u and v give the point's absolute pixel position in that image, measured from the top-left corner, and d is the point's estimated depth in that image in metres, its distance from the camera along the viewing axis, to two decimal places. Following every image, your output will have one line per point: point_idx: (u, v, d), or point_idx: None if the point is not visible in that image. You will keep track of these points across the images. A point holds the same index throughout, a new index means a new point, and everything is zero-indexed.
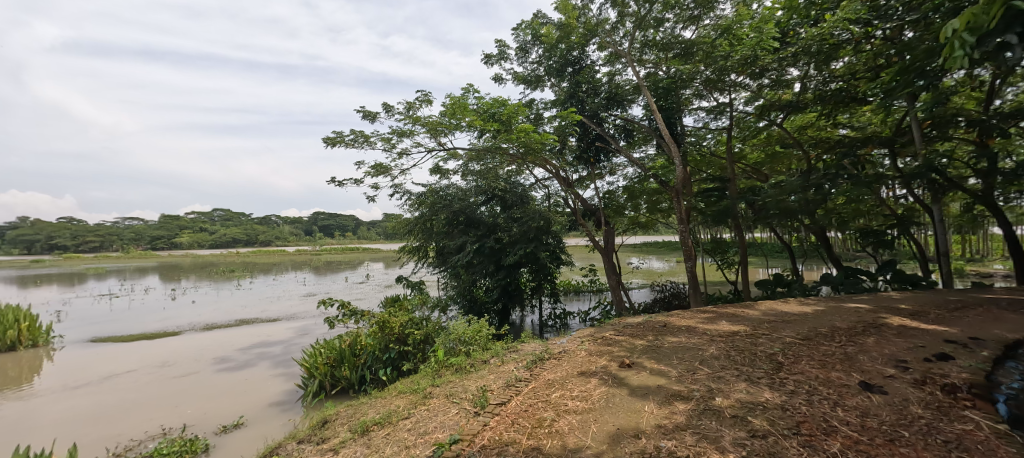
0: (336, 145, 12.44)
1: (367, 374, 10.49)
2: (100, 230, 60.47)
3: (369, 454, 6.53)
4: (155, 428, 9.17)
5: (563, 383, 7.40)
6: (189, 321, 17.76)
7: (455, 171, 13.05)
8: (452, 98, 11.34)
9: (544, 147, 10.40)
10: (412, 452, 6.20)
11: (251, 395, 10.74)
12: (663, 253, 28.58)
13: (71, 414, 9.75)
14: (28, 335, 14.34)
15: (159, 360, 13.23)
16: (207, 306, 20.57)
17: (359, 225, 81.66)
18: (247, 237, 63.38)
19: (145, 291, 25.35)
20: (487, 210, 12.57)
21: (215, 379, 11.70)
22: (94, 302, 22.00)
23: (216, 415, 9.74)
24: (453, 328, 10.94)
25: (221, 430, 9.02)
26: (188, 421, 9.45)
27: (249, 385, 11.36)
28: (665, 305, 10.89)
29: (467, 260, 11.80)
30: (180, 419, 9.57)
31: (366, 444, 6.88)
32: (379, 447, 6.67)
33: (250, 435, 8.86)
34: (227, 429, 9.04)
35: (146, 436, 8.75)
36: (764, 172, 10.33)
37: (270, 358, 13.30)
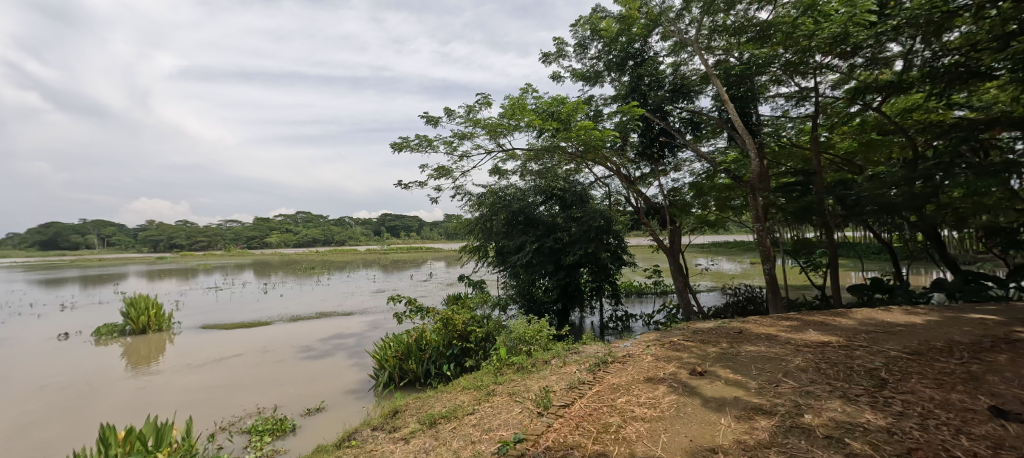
0: (402, 149, 12.87)
1: (432, 368, 10.66)
2: (202, 230, 67.28)
3: (437, 446, 6.56)
4: (252, 406, 9.96)
5: (629, 388, 7.06)
6: (276, 313, 19.15)
7: (514, 171, 12.97)
8: (510, 98, 11.33)
9: (604, 144, 10.04)
10: (477, 448, 6.18)
11: (329, 382, 11.31)
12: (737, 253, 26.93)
13: (178, 391, 10.75)
14: (156, 320, 16.08)
15: (249, 346, 14.29)
16: (290, 299, 22.09)
17: (424, 226, 84.29)
18: (323, 238, 67.68)
19: (242, 284, 27.82)
20: (546, 209, 12.38)
21: (296, 366, 12.44)
22: (203, 293, 24.51)
23: (302, 398, 10.39)
24: (513, 327, 10.82)
25: (306, 412, 9.59)
26: (278, 402, 10.16)
27: (326, 373, 11.97)
28: (738, 310, 10.17)
29: (526, 260, 11.65)
30: (272, 399, 10.31)
31: (433, 436, 6.93)
32: (446, 440, 6.69)
33: (331, 418, 9.33)
34: (311, 412, 9.60)
35: (245, 414, 9.53)
36: (859, 164, 9.19)
37: (345, 349, 13.95)
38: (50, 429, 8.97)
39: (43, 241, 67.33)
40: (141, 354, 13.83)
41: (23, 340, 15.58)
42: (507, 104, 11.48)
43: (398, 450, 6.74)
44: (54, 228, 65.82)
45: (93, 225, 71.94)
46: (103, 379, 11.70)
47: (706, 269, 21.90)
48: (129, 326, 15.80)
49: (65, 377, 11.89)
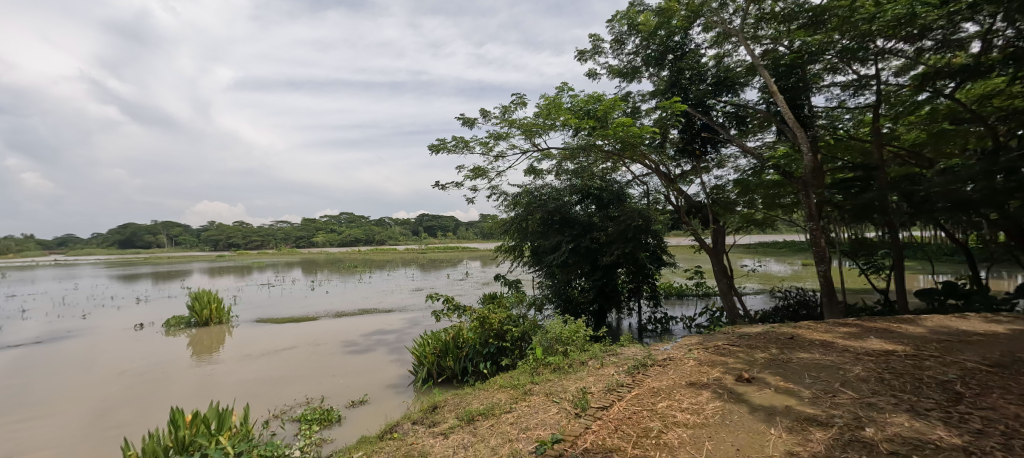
0: (439, 151, 13.01)
1: (469, 366, 10.68)
2: (254, 230, 70.72)
3: (475, 443, 6.52)
4: (302, 395, 10.34)
5: (670, 392, 6.79)
6: (321, 309, 19.79)
7: (549, 171, 12.80)
8: (545, 97, 11.25)
9: (642, 141, 9.73)
10: (515, 446, 6.10)
11: (372, 376, 11.55)
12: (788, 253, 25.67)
13: (233, 381, 11.26)
14: (216, 313, 17.02)
15: (294, 340, 14.77)
16: (335, 296, 22.78)
17: (461, 225, 85.09)
18: (365, 238, 69.60)
19: (291, 281, 29.02)
20: (582, 209, 12.12)
21: (339, 360, 12.76)
22: (257, 289, 25.75)
23: (348, 390, 10.68)
24: (550, 327, 10.67)
25: (351, 404, 9.85)
26: (325, 393, 10.49)
27: (367, 367, 12.20)
28: (788, 314, 9.63)
29: (562, 260, 11.46)
30: (320, 390, 10.65)
31: (472, 433, 6.90)
32: (484, 437, 6.64)
33: (373, 411, 9.52)
34: (356, 404, 9.86)
35: (295, 403, 9.89)
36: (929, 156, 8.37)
37: (386, 344, 14.21)
38: (120, 410, 9.55)
39: (120, 240, 73.33)
40: (204, 344, 14.63)
41: (103, 329, 16.88)
42: (542, 103, 11.40)
43: (436, 446, 6.72)
44: (134, 229, 73.93)
45: (162, 225, 76.96)
46: (165, 367, 12.38)
47: (753, 270, 21.00)
48: (193, 318, 16.80)
49: (133, 364, 12.68)
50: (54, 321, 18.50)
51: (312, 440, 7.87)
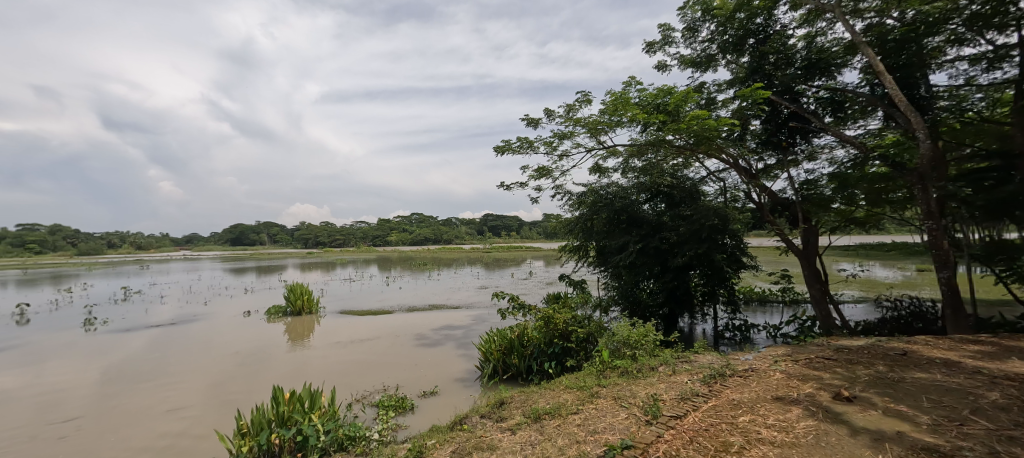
0: (504, 151, 13.09)
1: (534, 365, 10.58)
2: (335, 229, 75.57)
3: (542, 442, 6.34)
4: (379, 383, 10.79)
5: (753, 407, 6.15)
6: (395, 303, 20.56)
7: (616, 168, 12.28)
8: (612, 93, 10.90)
9: (719, 134, 9.06)
10: (582, 449, 5.88)
11: (440, 369, 11.72)
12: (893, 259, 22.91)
13: (320, 365, 11.98)
14: (308, 304, 18.28)
15: (368, 332, 15.38)
16: (407, 291, 23.61)
17: (526, 225, 85.19)
18: (434, 237, 71.84)
19: (369, 276, 30.56)
20: (651, 207, 11.47)
21: (410, 352, 13.10)
22: (339, 283, 27.38)
23: (420, 380, 10.97)
24: (616, 329, 10.20)
25: (422, 394, 10.12)
26: (400, 382, 10.86)
27: (435, 361, 12.37)
28: (898, 327, 8.50)
29: (629, 261, 10.87)
30: (395, 378, 11.06)
31: (539, 431, 6.70)
32: (551, 436, 6.44)
33: (443, 403, 9.68)
34: (427, 394, 10.10)
35: (374, 389, 10.36)
36: None
37: (455, 339, 14.40)
38: (224, 387, 10.42)
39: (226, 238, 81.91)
40: (297, 331, 15.67)
41: (220, 314, 18.75)
42: (608, 100, 11.00)
43: (504, 440, 6.59)
44: (239, 228, 82.66)
45: (263, 225, 84.70)
46: (262, 350, 13.41)
47: (850, 274, 18.95)
48: (290, 308, 18.17)
49: (237, 346, 13.85)
50: (183, 305, 20.98)
51: (389, 424, 8.18)
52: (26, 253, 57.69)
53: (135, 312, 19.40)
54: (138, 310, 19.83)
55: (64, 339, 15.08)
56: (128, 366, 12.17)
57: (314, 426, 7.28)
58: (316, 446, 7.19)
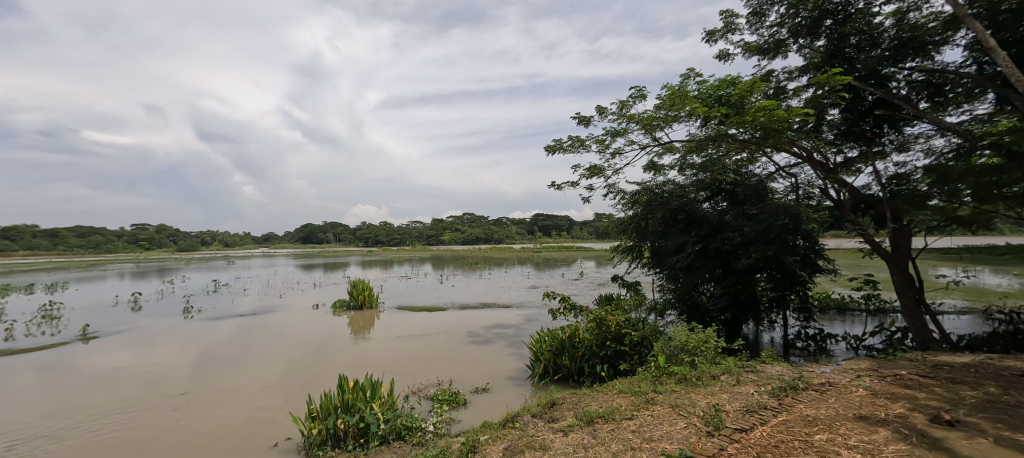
0: (555, 151, 12.82)
1: (585, 367, 10.25)
2: (391, 229, 78.18)
3: (595, 446, 6.08)
4: (433, 377, 10.88)
5: (831, 424, 5.55)
6: (449, 301, 20.78)
7: (672, 166, 11.65)
8: (669, 88, 10.38)
9: (791, 127, 8.37)
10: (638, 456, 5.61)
11: (491, 367, 11.63)
12: (998, 264, 20.29)
13: (377, 357, 12.27)
14: (369, 299, 18.90)
15: (421, 328, 15.62)
16: (459, 290, 23.85)
17: (577, 225, 83.95)
18: (485, 236, 72.49)
19: (424, 274, 31.21)
20: (711, 206, 10.75)
21: (462, 349, 13.13)
22: (397, 280, 28.19)
23: (472, 376, 10.98)
24: (672, 334, 9.65)
25: (474, 390, 10.09)
26: (453, 377, 10.92)
27: (485, 358, 12.29)
28: (1010, 343, 7.49)
29: (687, 263, 10.24)
30: (448, 373, 11.13)
31: (592, 434, 6.42)
32: (604, 441, 6.16)
33: (494, 400, 9.59)
34: (479, 390, 10.06)
35: (429, 383, 10.47)
36: None
37: (506, 338, 14.29)
38: (293, 374, 10.91)
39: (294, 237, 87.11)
40: (359, 324, 16.23)
41: (291, 306, 19.87)
42: (664, 94, 10.46)
43: (556, 441, 6.35)
44: (306, 228, 87.74)
45: (328, 225, 89.36)
46: (329, 341, 13.99)
47: (948, 282, 16.94)
48: (353, 302, 18.91)
49: (306, 336, 14.53)
50: (263, 297, 22.46)
51: (443, 417, 8.24)
52: (135, 250, 64.81)
53: (223, 302, 21.02)
54: (226, 301, 21.45)
55: (166, 324, 16.57)
56: (212, 350, 13.11)
57: (375, 415, 7.55)
58: (376, 434, 7.45)
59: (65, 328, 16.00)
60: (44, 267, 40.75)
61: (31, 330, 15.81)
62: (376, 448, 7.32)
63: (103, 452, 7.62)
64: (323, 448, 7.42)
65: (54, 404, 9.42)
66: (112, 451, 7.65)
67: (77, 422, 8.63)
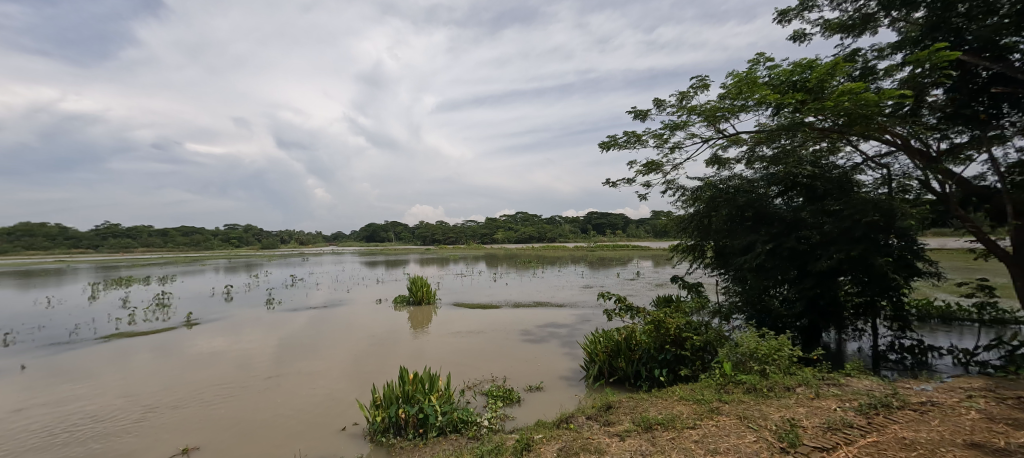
0: (609, 147, 12.32)
1: (642, 371, 9.71)
2: (446, 228, 79.58)
3: (655, 454, 5.66)
4: (487, 373, 10.77)
5: (936, 452, 4.86)
6: (504, 299, 20.71)
7: (739, 159, 10.79)
8: (736, 74, 9.66)
9: (881, 111, 7.50)
10: None
11: (544, 366, 11.35)
12: None
13: (434, 351, 12.37)
14: (427, 295, 19.22)
15: (476, 325, 15.59)
16: (513, 288, 23.73)
17: (632, 224, 81.36)
18: (538, 235, 72.17)
19: (479, 272, 31.47)
20: (784, 202, 9.81)
21: (516, 346, 12.94)
22: (453, 277, 28.63)
23: (526, 374, 10.75)
24: (739, 340, 8.90)
25: (527, 388, 9.87)
26: (507, 374, 10.75)
27: (540, 357, 12.02)
28: None
29: (757, 264, 9.46)
30: (502, 370, 10.98)
31: (650, 441, 6.00)
32: (665, 449, 5.73)
33: (548, 399, 9.30)
34: (532, 388, 9.83)
35: (484, 378, 10.38)
36: None
37: (560, 337, 13.93)
38: (361, 363, 11.26)
39: None
40: (417, 319, 16.52)
41: (357, 300, 20.73)
42: (730, 82, 9.72)
43: (613, 446, 5.98)
44: (369, 227, 91.84)
45: (389, 225, 92.97)
46: (389, 334, 14.34)
47: None
48: (412, 298, 19.29)
49: (370, 329, 15.00)
50: (332, 291, 23.65)
51: (497, 413, 8.08)
52: (225, 247, 70.83)
53: (299, 294, 22.33)
54: (302, 293, 22.74)
55: (253, 313, 17.74)
56: (290, 338, 13.82)
57: (433, 406, 7.53)
58: (434, 425, 7.44)
59: (172, 314, 17.59)
60: (155, 261, 45.49)
61: (145, 315, 17.52)
62: (434, 439, 7.30)
63: (204, 422, 8.22)
64: (386, 435, 7.49)
65: (163, 379, 10.35)
66: (212, 422, 8.24)
67: (182, 395, 9.41)
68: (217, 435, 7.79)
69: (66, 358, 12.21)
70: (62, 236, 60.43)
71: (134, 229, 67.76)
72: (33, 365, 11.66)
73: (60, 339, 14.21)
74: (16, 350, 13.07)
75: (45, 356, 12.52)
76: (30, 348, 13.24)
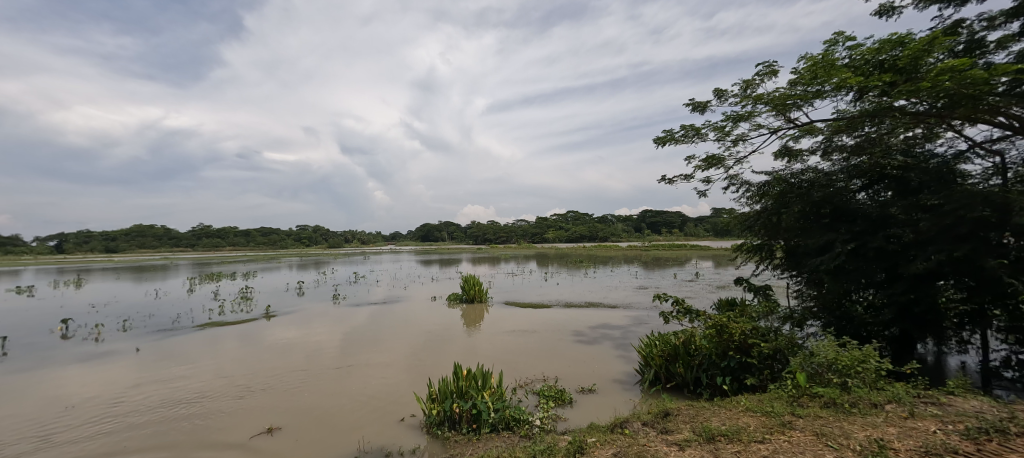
0: (665, 142, 11.67)
1: (703, 378, 9.04)
2: (499, 228, 80.11)
3: None
4: (539, 372, 10.48)
5: None
6: (556, 298, 20.33)
7: (814, 150, 9.81)
8: (811, 58, 8.88)
9: (990, 90, 6.60)
10: None
11: (597, 368, 10.90)
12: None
13: (486, 348, 12.25)
14: (479, 294, 19.21)
15: (528, 324, 15.33)
16: (565, 288, 23.28)
17: (690, 222, 77.89)
18: (590, 234, 70.96)
19: (530, 272, 31.21)
20: (867, 197, 8.82)
21: (567, 347, 12.57)
22: (506, 276, 28.65)
23: (578, 375, 10.36)
24: (815, 348, 7.98)
25: (580, 389, 9.48)
26: (559, 374, 10.41)
27: (594, 358, 11.59)
28: None
29: (836, 265, 8.57)
30: (554, 370, 10.64)
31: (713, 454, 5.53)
32: None
33: (601, 402, 8.87)
34: (585, 390, 9.43)
35: (536, 378, 10.09)
36: None
37: (613, 339, 13.39)
38: (420, 357, 11.40)
39: None
40: (470, 317, 16.52)
41: (413, 297, 21.15)
42: (803, 66, 8.94)
43: (670, 455, 5.64)
44: (424, 228, 94.47)
45: (444, 225, 95.08)
46: (442, 330, 14.40)
47: None
48: (465, 295, 19.36)
49: (425, 325, 15.17)
50: (391, 287, 24.37)
51: (549, 413, 7.79)
52: (297, 246, 75.37)
53: (361, 291, 23.17)
54: (364, 290, 23.60)
55: (321, 307, 18.58)
56: (357, 332, 14.22)
57: (486, 403, 7.31)
58: (486, 421, 7.23)
59: (254, 307, 18.74)
60: (240, 259, 49.14)
61: (231, 307, 18.79)
62: (487, 435, 7.12)
63: (287, 403, 8.68)
64: (441, 428, 7.38)
65: (250, 363, 11.07)
66: (293, 404, 8.66)
67: (268, 378, 10.03)
68: (296, 417, 8.15)
69: (170, 343, 13.22)
70: (164, 236, 67.62)
71: (219, 229, 73.57)
72: (144, 348, 12.71)
73: (164, 326, 15.47)
74: (129, 334, 14.35)
75: (154, 340, 13.64)
76: (140, 333, 14.49)
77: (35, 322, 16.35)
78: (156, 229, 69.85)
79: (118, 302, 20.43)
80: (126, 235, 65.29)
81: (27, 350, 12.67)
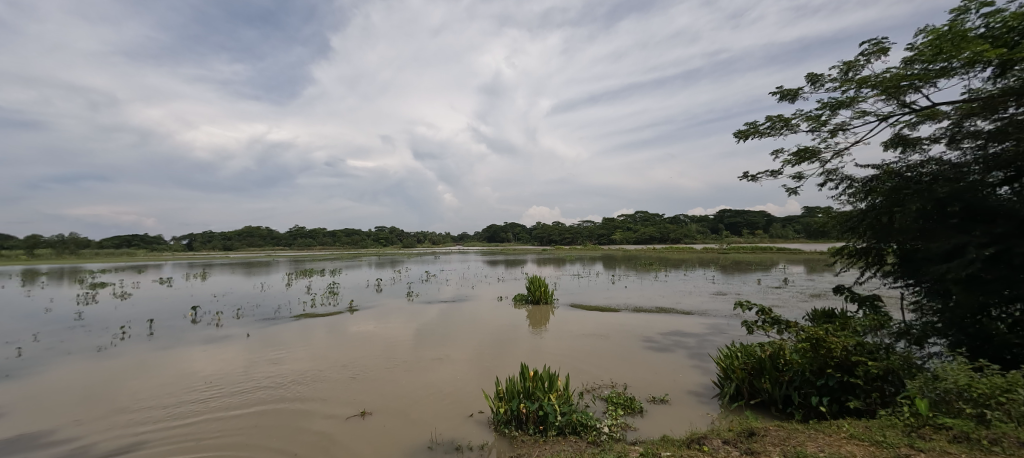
0: (747, 136, 10.56)
1: (794, 396, 7.92)
2: (566, 229, 79.38)
3: None
4: (608, 378, 9.84)
5: None
6: (626, 302, 19.40)
7: (936, 137, 8.36)
8: (933, 30, 7.60)
9: None
10: None
11: (670, 377, 10.05)
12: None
13: (554, 350, 11.80)
14: (545, 295, 18.80)
15: (595, 327, 14.70)
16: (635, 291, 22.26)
17: (772, 223, 72.45)
18: (660, 235, 68.19)
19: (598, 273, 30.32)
20: (1011, 193, 7.21)
21: (637, 353, 11.80)
22: (575, 277, 28.08)
23: (650, 385, 9.57)
24: (937, 368, 6.36)
25: (651, 399, 8.71)
26: (630, 381, 9.71)
27: (667, 366, 10.76)
28: None
29: (970, 271, 7.16)
30: (624, 377, 9.96)
31: None
32: None
33: (674, 414, 8.08)
34: (656, 400, 8.66)
35: (604, 384, 9.46)
36: None
37: (688, 348, 12.40)
38: (493, 354, 11.20)
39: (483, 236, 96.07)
40: (536, 317, 16.22)
41: (482, 296, 21.22)
42: (922, 41, 7.69)
43: None
44: (493, 229, 95.90)
45: (511, 225, 95.91)
46: (510, 329, 14.17)
47: None
48: (531, 296, 19.03)
49: (493, 323, 15.04)
50: (461, 286, 24.74)
51: (618, 421, 7.19)
52: (375, 246, 79.65)
53: (433, 288, 23.72)
54: (436, 287, 24.13)
55: (397, 302, 19.17)
56: (430, 327, 14.36)
57: (553, 405, 6.87)
58: (553, 424, 6.77)
59: (340, 300, 19.74)
60: (334, 256, 53.19)
61: (321, 300, 19.92)
62: (553, 438, 6.65)
63: (374, 389, 8.82)
64: (508, 427, 7.01)
65: (343, 350, 11.56)
66: (376, 390, 8.77)
67: (357, 364, 10.33)
68: (382, 402, 8.23)
69: (274, 329, 14.16)
70: (262, 236, 74.33)
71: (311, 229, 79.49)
72: (254, 333, 13.62)
73: (268, 315, 16.68)
74: (240, 321, 15.60)
75: (261, 327, 14.62)
76: (251, 320, 15.68)
77: (170, 307, 18.34)
78: (257, 229, 77.02)
79: (232, 292, 22.58)
80: (236, 235, 72.81)
81: (164, 330, 14.21)
